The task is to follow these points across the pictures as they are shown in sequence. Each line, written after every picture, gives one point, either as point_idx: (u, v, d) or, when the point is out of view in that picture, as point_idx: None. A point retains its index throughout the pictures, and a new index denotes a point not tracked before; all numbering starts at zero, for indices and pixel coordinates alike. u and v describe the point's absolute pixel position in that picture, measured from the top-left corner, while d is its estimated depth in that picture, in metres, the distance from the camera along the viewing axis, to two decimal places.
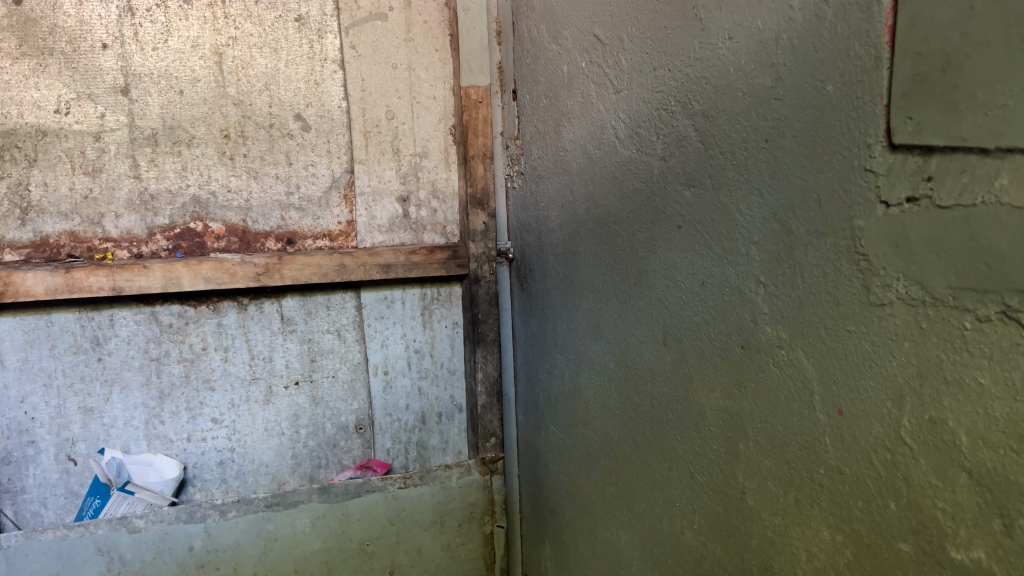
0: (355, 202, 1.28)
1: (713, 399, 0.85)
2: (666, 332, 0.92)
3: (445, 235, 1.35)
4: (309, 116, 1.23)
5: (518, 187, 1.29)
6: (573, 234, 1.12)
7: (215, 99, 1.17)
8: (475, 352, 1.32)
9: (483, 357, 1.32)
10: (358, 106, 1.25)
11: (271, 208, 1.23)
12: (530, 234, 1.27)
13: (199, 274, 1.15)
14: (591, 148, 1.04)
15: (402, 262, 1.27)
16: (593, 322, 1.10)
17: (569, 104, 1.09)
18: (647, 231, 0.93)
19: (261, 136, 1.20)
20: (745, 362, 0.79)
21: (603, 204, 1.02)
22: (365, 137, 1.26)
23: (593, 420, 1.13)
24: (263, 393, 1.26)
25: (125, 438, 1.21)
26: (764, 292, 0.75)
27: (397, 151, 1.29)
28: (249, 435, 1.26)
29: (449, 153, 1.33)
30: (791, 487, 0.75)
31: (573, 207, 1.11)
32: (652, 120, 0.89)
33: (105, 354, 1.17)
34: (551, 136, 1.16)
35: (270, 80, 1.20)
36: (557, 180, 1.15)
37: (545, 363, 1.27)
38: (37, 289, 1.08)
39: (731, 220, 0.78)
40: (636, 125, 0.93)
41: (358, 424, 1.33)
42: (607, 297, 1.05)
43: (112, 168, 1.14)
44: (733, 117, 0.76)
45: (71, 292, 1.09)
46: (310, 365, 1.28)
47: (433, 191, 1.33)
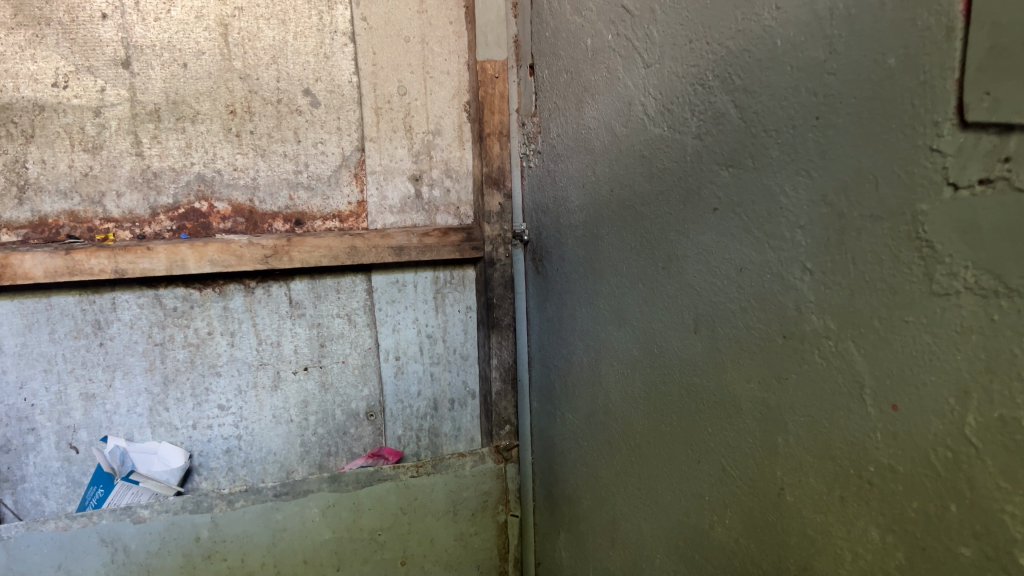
0: (366, 181, 1.23)
1: (749, 389, 0.81)
2: (698, 319, 0.88)
3: (458, 216, 1.30)
4: (318, 91, 1.18)
5: (534, 167, 1.24)
6: (595, 217, 1.08)
7: (220, 73, 1.12)
8: (489, 338, 1.29)
9: (498, 342, 1.29)
10: (369, 81, 1.20)
11: (279, 187, 1.18)
12: (547, 216, 1.22)
13: (205, 256, 1.10)
14: (616, 127, 0.99)
15: (415, 244, 1.22)
16: (615, 309, 1.06)
17: (593, 81, 1.04)
18: (678, 214, 0.89)
19: (268, 112, 1.15)
20: (787, 353, 0.75)
21: (628, 184, 0.98)
22: (376, 114, 1.21)
23: (614, 408, 1.09)
24: (271, 378, 1.22)
25: (129, 425, 1.17)
26: (811, 278, 0.71)
27: (409, 128, 1.24)
28: (256, 422, 1.22)
29: (462, 131, 1.28)
30: (836, 483, 0.71)
31: (596, 189, 1.07)
32: (687, 96, 0.85)
33: (107, 339, 1.13)
34: (572, 115, 1.11)
35: (278, 53, 1.14)
36: (578, 160, 1.11)
37: (563, 350, 1.23)
38: (38, 273, 1.03)
39: (774, 201, 0.74)
40: (670, 100, 0.88)
41: (368, 411, 1.28)
42: (632, 282, 1.00)
43: (113, 144, 1.09)
44: (780, 94, 0.72)
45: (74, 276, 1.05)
46: (319, 351, 1.23)
47: (446, 170, 1.28)
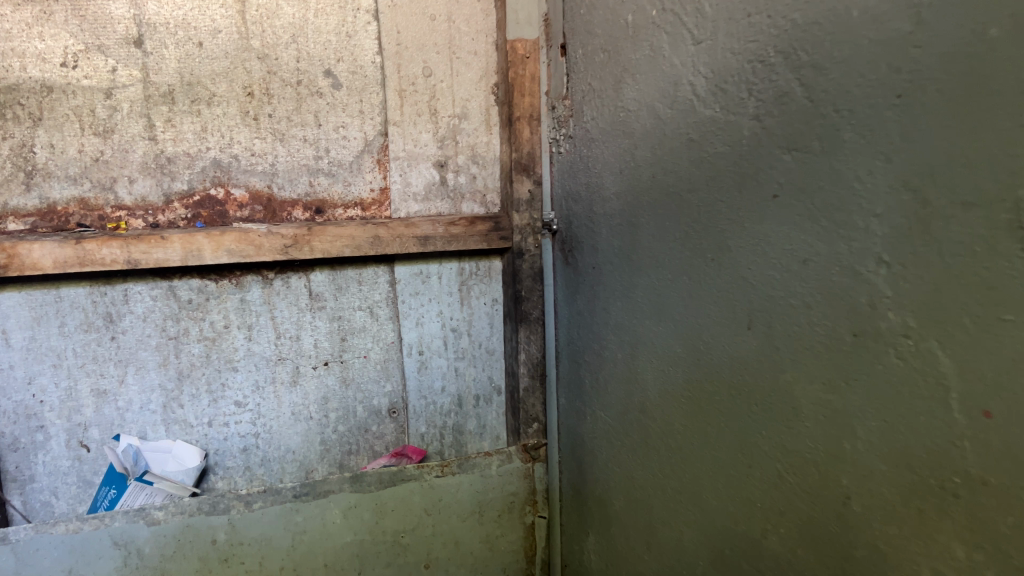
0: (389, 167, 1.16)
1: (811, 391, 0.75)
2: (752, 315, 0.82)
3: (484, 204, 1.23)
4: (340, 72, 1.11)
5: (565, 152, 1.19)
6: (633, 205, 1.02)
7: (237, 53, 1.06)
8: (518, 332, 1.21)
9: (527, 337, 1.21)
10: (393, 62, 1.13)
11: (299, 172, 1.12)
12: (579, 204, 1.17)
13: (222, 246, 1.05)
14: (660, 109, 0.93)
15: (441, 234, 1.15)
16: (655, 302, 1.00)
17: (633, 60, 0.98)
18: (732, 201, 0.83)
19: (287, 94, 1.09)
20: (856, 353, 0.70)
21: (673, 170, 0.92)
22: (400, 96, 1.15)
23: (652, 407, 1.04)
24: (290, 374, 1.16)
25: (141, 423, 1.12)
26: (887, 272, 0.65)
27: (435, 112, 1.17)
28: (274, 420, 1.17)
29: (489, 114, 1.21)
30: (912, 494, 0.65)
31: (634, 175, 1.01)
32: (745, 74, 0.79)
33: (119, 332, 1.08)
34: (609, 97, 1.05)
35: (298, 31, 1.08)
36: (616, 144, 1.05)
37: (595, 345, 1.17)
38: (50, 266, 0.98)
39: (845, 187, 0.68)
40: (726, 79, 0.81)
41: (390, 407, 1.22)
42: (675, 273, 0.95)
43: (125, 128, 1.04)
44: (855, 70, 0.66)
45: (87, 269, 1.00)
46: (340, 345, 1.17)
47: (473, 156, 1.21)
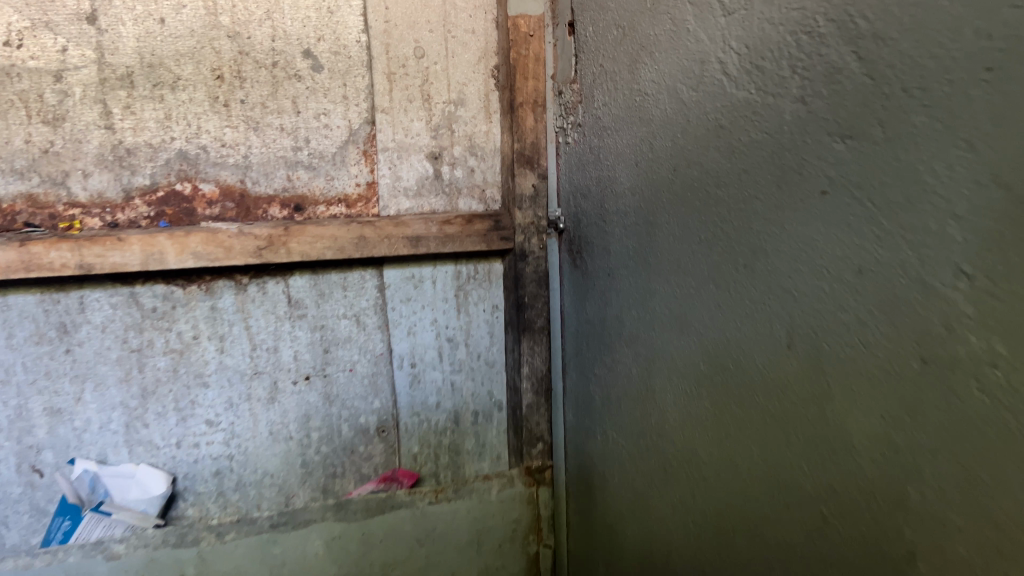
0: (377, 160, 1.04)
1: (867, 425, 0.63)
2: (793, 332, 0.70)
3: (483, 200, 1.10)
4: (321, 52, 0.98)
5: (573, 142, 1.07)
6: (650, 201, 0.90)
7: (204, 31, 0.94)
8: (520, 343, 1.12)
9: (530, 347, 1.11)
10: (381, 41, 1.00)
11: (275, 165, 1.00)
12: (589, 201, 1.05)
13: (187, 248, 0.93)
14: (683, 92, 0.81)
15: (434, 234, 1.03)
16: (676, 313, 0.88)
17: (652, 36, 0.86)
18: (769, 198, 0.71)
19: (261, 77, 0.97)
20: (924, 382, 0.57)
21: (697, 163, 0.80)
22: (388, 80, 1.02)
23: (672, 431, 0.92)
24: (267, 390, 1.05)
25: (101, 445, 1.00)
26: (968, 286, 0.52)
27: (428, 97, 1.04)
28: (250, 440, 1.05)
29: (490, 100, 1.08)
30: (996, 559, 0.52)
31: (652, 169, 0.89)
32: (791, 48, 0.66)
33: (75, 345, 0.96)
34: (623, 79, 0.93)
35: (273, 6, 0.96)
36: (631, 133, 0.93)
37: (606, 357, 1.05)
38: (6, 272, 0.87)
39: (915, 182, 0.56)
40: (767, 54, 0.69)
41: (379, 426, 1.09)
42: (699, 281, 0.83)
43: (78, 115, 0.92)
44: (929, 38, 0.53)
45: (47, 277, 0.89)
46: (323, 358, 1.06)
47: (470, 147, 1.08)
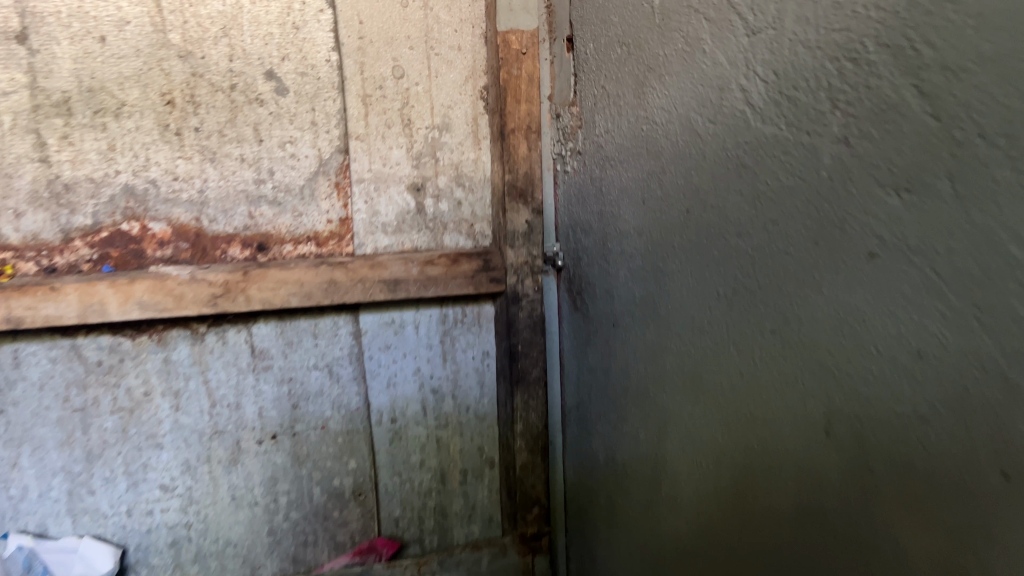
0: (351, 193, 0.92)
1: (924, 545, 0.48)
2: (832, 416, 0.57)
3: (472, 236, 0.98)
4: (286, 73, 0.87)
5: (572, 171, 0.97)
6: (660, 245, 0.78)
7: (151, 50, 0.83)
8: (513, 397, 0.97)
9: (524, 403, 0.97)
10: (354, 59, 0.89)
11: (235, 201, 0.88)
12: (590, 238, 0.94)
13: (132, 298, 0.82)
14: (697, 123, 0.69)
15: (415, 277, 0.91)
16: (692, 377, 0.76)
17: (662, 57, 0.74)
18: (803, 257, 0.59)
19: (218, 102, 0.86)
20: (1001, 503, 0.42)
21: (716, 207, 0.68)
22: (363, 103, 0.90)
23: (686, 510, 0.79)
24: (229, 452, 0.93)
25: (40, 514, 0.88)
26: None
27: (408, 122, 0.93)
28: (210, 507, 0.94)
29: (478, 125, 0.96)
30: None
31: (661, 209, 0.77)
32: (833, 78, 0.54)
33: (8, 405, 0.85)
34: (629, 103, 0.81)
35: (230, 21, 0.84)
36: (637, 166, 0.81)
37: (610, 413, 0.94)
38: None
39: (999, 251, 0.42)
40: (799, 84, 0.57)
41: (355, 488, 0.98)
42: (717, 344, 0.71)
43: (7, 147, 0.80)
44: (1016, 71, 0.40)
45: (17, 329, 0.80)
46: (291, 414, 0.94)
47: (457, 177, 0.96)
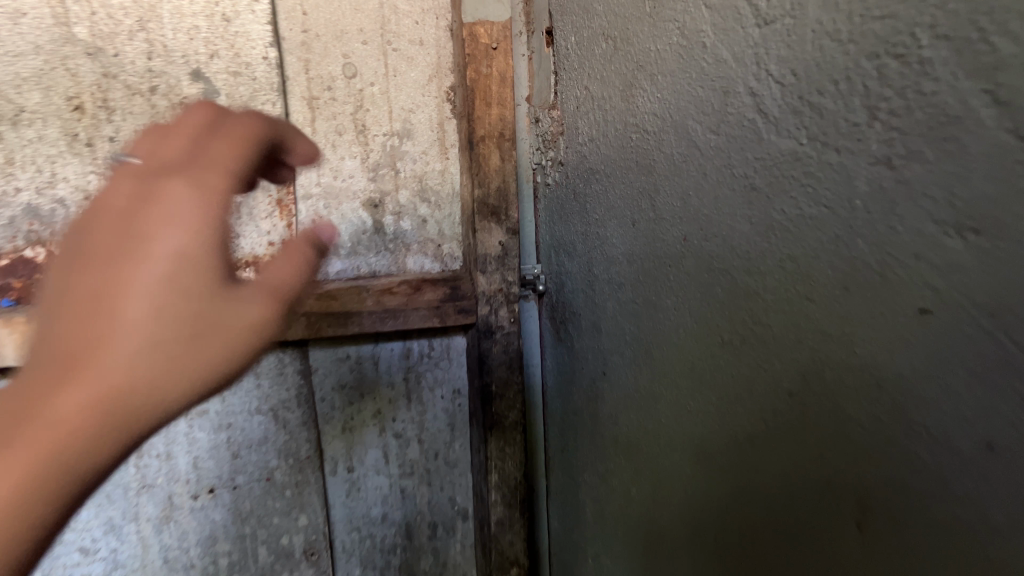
0: (296, 211, 0.80)
1: None
2: (869, 519, 0.39)
3: (441, 258, 0.85)
4: (216, 73, 0.74)
5: (553, 184, 0.85)
6: (653, 275, 0.66)
7: (54, 47, 0.69)
8: (486, 444, 0.83)
9: (499, 452, 0.83)
10: (297, 57, 0.77)
11: None
12: (574, 262, 0.82)
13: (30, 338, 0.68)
14: (697, 133, 0.56)
15: (370, 309, 0.78)
16: (693, 437, 0.62)
17: (653, 52, 0.62)
18: (828, 303, 0.42)
19: (136, 107, 0.73)
20: None
21: (720, 236, 0.55)
22: (309, 107, 0.78)
23: None
24: (159, 509, 0.81)
25: None
26: None
27: (362, 129, 0.80)
28: (139, 571, 0.81)
29: (445, 131, 0.83)
30: None
31: (654, 233, 0.65)
32: (872, 82, 0.36)
33: None
34: (615, 108, 0.69)
35: (146, 13, 0.71)
36: (626, 181, 0.68)
37: (597, 464, 0.81)
38: (287, 280, 0.42)
39: None
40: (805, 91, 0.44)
41: (307, 547, 0.86)
42: (717, 402, 0.58)
43: None
44: None
45: (281, 306, 0.41)
46: (230, 465, 0.82)
47: (421, 191, 0.84)
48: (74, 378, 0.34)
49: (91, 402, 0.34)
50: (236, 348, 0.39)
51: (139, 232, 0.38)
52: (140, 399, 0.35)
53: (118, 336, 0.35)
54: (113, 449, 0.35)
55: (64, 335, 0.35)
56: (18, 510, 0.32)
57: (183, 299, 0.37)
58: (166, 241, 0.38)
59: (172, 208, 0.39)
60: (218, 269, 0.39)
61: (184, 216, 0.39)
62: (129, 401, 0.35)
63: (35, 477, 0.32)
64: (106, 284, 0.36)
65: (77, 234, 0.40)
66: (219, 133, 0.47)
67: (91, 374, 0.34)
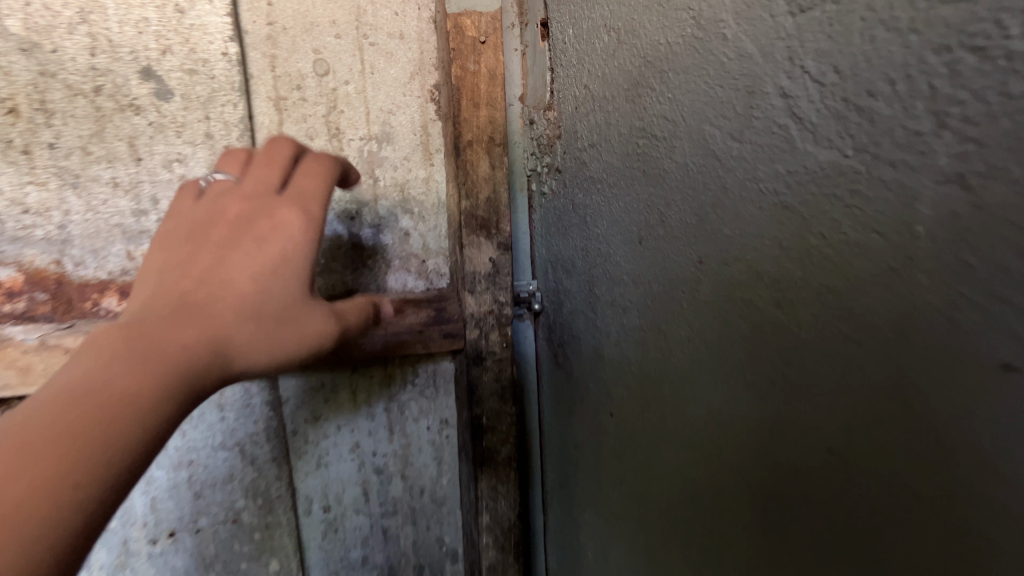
0: None
1: None
2: None
3: (426, 275, 0.77)
4: (169, 71, 0.66)
5: (550, 193, 0.77)
6: (662, 302, 0.58)
7: None
8: (476, 483, 0.75)
9: (491, 491, 0.75)
10: (262, 52, 0.69)
11: (108, 238, 0.68)
12: (573, 280, 0.74)
13: None
14: (715, 141, 0.48)
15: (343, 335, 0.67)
16: (709, 496, 0.53)
17: (663, 46, 0.53)
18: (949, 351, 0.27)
19: (79, 109, 0.64)
20: None
21: (746, 261, 0.46)
22: (276, 109, 0.70)
23: None
24: (113, 557, 0.72)
25: None
26: None
27: (336, 133, 0.72)
28: None
29: (429, 135, 0.75)
30: None
31: (664, 254, 0.56)
32: (941, 80, 0.27)
33: None
34: (619, 109, 0.61)
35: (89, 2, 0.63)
36: (631, 193, 0.60)
37: (598, 506, 0.73)
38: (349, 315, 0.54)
39: None
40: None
41: None
42: (731, 456, 0.50)
43: None
44: None
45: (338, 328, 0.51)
46: (192, 506, 0.74)
47: (403, 201, 0.76)
48: (192, 325, 0.42)
49: (201, 338, 0.42)
50: (299, 339, 0.47)
51: (253, 230, 0.49)
52: (228, 357, 0.43)
53: (229, 305, 0.45)
54: (203, 384, 0.42)
55: (181, 285, 0.45)
56: (125, 397, 0.36)
57: (282, 281, 0.48)
58: (263, 246, 0.48)
59: (277, 212, 0.51)
60: (304, 271, 0.50)
61: (289, 217, 0.50)
62: (226, 346, 0.43)
63: (155, 382, 0.38)
64: (214, 266, 0.47)
65: (187, 214, 0.52)
66: (297, 164, 0.56)
67: (204, 324, 0.43)
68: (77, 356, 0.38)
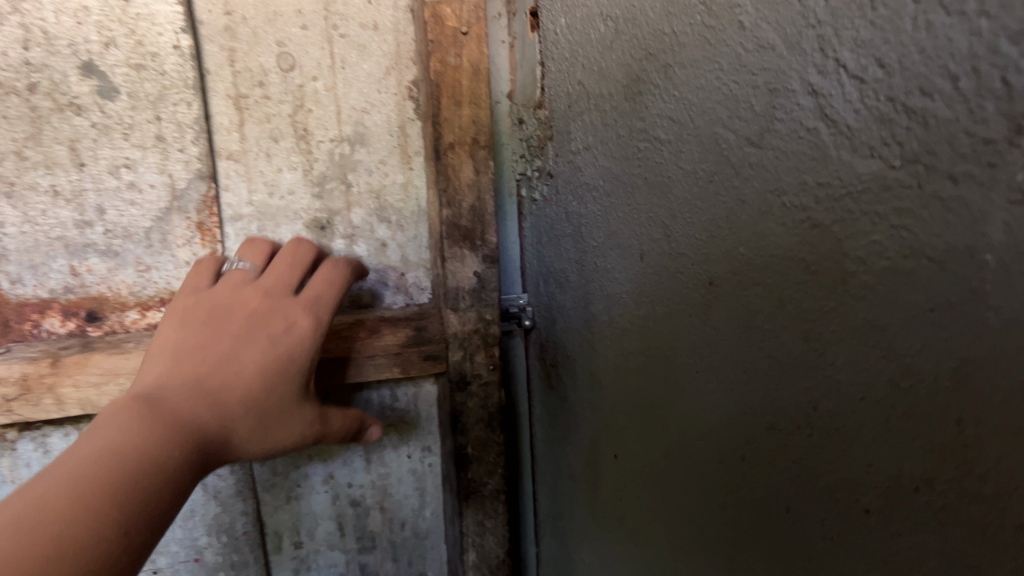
0: (221, 235, 0.65)
1: None
2: None
3: (406, 292, 0.71)
4: (114, 67, 0.59)
5: (541, 199, 0.70)
6: (667, 327, 0.51)
7: None
8: (462, 517, 0.68)
9: (478, 526, 0.68)
10: (219, 45, 0.62)
11: (50, 252, 0.61)
12: (566, 295, 0.67)
13: None
14: (729, 146, 0.41)
15: None
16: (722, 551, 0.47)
17: (670, 35, 0.46)
18: None
19: (11, 110, 0.57)
20: None
21: (765, 284, 0.39)
22: (236, 108, 0.63)
23: None
24: None
25: None
26: None
27: (304, 134, 0.65)
28: None
29: (407, 136, 0.68)
30: None
31: (669, 274, 0.50)
32: None
33: None
34: (618, 108, 0.54)
35: None
36: (632, 204, 0.54)
37: (593, 543, 0.67)
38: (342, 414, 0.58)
39: None
40: (897, 90, 0.28)
41: None
42: (746, 508, 0.44)
43: None
44: None
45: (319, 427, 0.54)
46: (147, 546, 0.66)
47: (379, 208, 0.69)
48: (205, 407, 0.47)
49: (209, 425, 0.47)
50: (286, 437, 0.52)
51: (269, 322, 0.53)
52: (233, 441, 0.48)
53: (235, 395, 0.49)
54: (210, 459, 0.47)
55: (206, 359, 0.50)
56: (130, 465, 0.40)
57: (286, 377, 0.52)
58: (274, 344, 0.52)
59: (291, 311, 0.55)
60: (302, 373, 0.53)
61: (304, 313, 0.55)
62: (227, 437, 0.48)
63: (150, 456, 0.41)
64: (227, 353, 0.50)
65: (206, 302, 0.55)
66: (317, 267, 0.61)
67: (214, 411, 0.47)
68: (99, 427, 0.42)
